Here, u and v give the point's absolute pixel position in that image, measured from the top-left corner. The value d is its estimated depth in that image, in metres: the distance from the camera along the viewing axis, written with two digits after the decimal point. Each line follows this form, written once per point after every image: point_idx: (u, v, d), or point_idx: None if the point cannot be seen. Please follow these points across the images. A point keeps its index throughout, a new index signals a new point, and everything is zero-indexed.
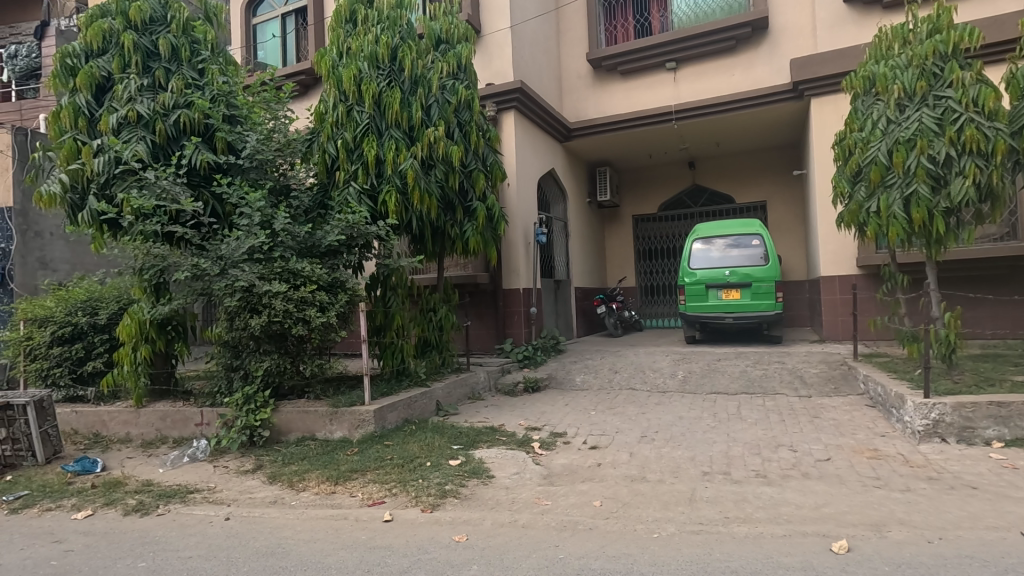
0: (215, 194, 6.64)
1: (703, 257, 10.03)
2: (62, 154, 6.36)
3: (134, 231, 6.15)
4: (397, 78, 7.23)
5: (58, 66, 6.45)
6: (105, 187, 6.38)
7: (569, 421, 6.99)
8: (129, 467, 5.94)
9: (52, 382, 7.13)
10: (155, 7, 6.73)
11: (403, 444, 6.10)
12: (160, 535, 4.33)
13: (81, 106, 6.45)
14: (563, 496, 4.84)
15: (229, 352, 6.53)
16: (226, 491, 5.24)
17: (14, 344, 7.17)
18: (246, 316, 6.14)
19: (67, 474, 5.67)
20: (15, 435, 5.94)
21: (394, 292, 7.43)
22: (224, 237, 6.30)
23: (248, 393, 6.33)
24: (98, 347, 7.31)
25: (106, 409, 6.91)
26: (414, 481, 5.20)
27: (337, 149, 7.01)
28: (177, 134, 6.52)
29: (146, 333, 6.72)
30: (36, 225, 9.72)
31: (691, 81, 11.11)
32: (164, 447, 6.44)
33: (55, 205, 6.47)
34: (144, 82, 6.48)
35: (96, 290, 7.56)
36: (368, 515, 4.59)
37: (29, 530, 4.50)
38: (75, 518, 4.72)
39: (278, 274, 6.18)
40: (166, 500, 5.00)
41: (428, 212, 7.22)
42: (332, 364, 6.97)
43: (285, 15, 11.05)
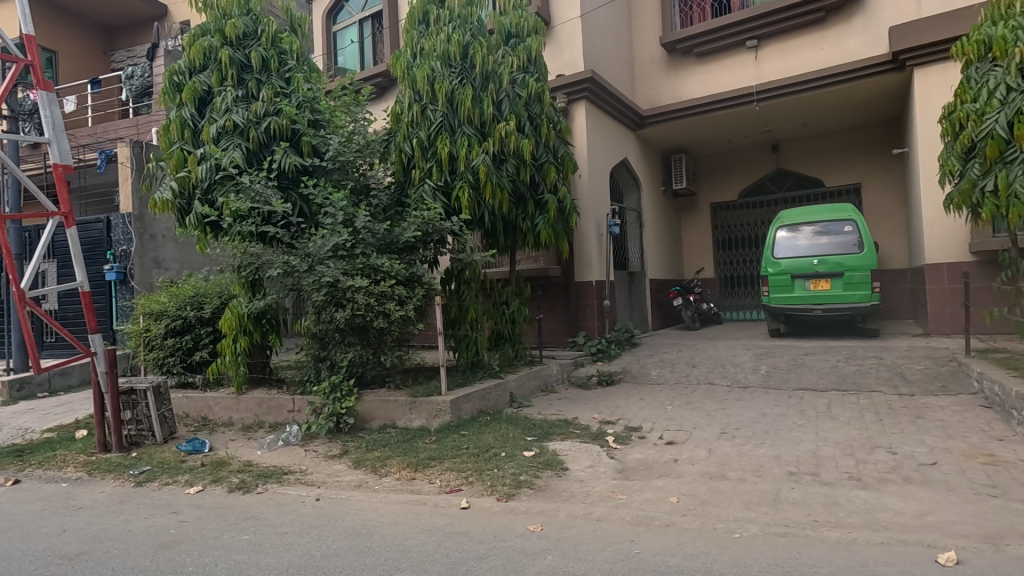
0: (302, 195, 7.07)
1: (789, 245, 9.45)
2: (172, 163, 7.01)
3: (233, 232, 6.67)
4: (469, 75, 7.35)
5: (167, 83, 7.11)
6: (208, 192, 6.96)
7: (644, 415, 6.86)
8: (233, 448, 6.50)
9: (166, 370, 7.90)
10: (248, 23, 7.24)
11: (479, 434, 6.25)
12: (260, 511, 4.71)
13: (187, 118, 7.08)
14: (638, 491, 4.77)
15: (317, 344, 6.94)
16: (316, 474, 5.60)
17: (136, 335, 8.00)
18: (332, 310, 6.51)
19: (180, 453, 6.28)
20: (139, 416, 6.66)
21: (468, 286, 7.59)
22: (311, 235, 6.70)
23: (335, 382, 6.73)
24: (204, 339, 8.04)
25: (212, 396, 7.56)
26: (489, 470, 5.31)
27: (412, 147, 7.24)
28: (268, 140, 6.99)
29: (244, 326, 7.29)
30: (150, 229, 10.75)
31: (775, 59, 10.46)
32: (262, 431, 6.98)
33: (167, 209, 7.14)
34: (239, 93, 6.99)
35: (201, 286, 8.30)
36: (446, 502, 4.76)
37: (152, 501, 5.04)
38: (189, 492, 5.23)
39: (360, 270, 6.52)
40: (265, 480, 5.43)
41: (500, 206, 7.32)
42: (410, 355, 7.25)
43: (362, 20, 11.52)
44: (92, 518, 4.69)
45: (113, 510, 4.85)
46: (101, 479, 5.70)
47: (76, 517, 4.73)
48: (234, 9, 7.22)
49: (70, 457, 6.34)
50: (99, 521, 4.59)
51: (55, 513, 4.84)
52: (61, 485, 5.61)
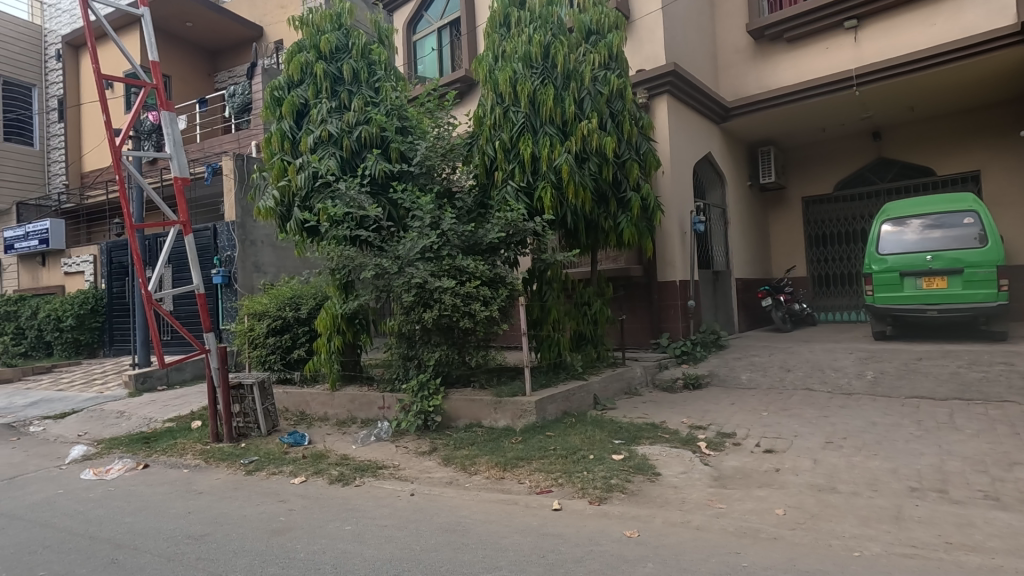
0: (391, 199, 7.33)
1: (895, 240, 8.70)
2: (274, 173, 7.50)
3: (329, 236, 7.02)
4: (550, 75, 7.32)
5: (269, 98, 7.62)
6: (305, 200, 7.38)
7: (737, 421, 6.54)
8: (330, 442, 6.84)
9: (268, 367, 8.43)
10: (340, 38, 7.62)
11: (565, 435, 6.19)
12: (359, 503, 4.91)
13: (286, 131, 7.53)
14: (738, 500, 4.53)
15: (405, 343, 7.15)
16: (408, 470, 5.77)
17: (241, 334, 8.61)
18: (420, 310, 6.69)
19: (283, 445, 6.68)
20: (246, 409, 7.16)
21: (550, 286, 7.55)
22: (400, 238, 6.93)
23: (422, 381, 6.90)
24: (301, 338, 8.53)
25: (308, 392, 7.98)
26: (579, 472, 5.24)
27: (495, 150, 7.31)
28: (360, 148, 7.32)
29: (338, 326, 7.66)
30: (251, 235, 11.53)
31: (877, 39, 9.68)
32: (355, 426, 7.29)
33: (270, 217, 7.64)
34: (332, 104, 7.37)
35: (298, 288, 8.82)
36: (537, 502, 4.75)
37: (262, 489, 5.39)
38: (294, 482, 5.55)
39: (447, 271, 6.67)
40: (362, 473, 5.67)
41: (583, 206, 7.24)
42: (494, 355, 7.34)
43: (440, 28, 11.80)
44: (212, 502, 5.08)
45: (229, 496, 5.24)
46: (216, 467, 6.17)
47: (197, 500, 5.14)
48: (327, 25, 7.62)
49: (188, 445, 6.92)
50: (218, 506, 4.96)
51: (180, 496, 5.30)
52: (183, 471, 6.13)
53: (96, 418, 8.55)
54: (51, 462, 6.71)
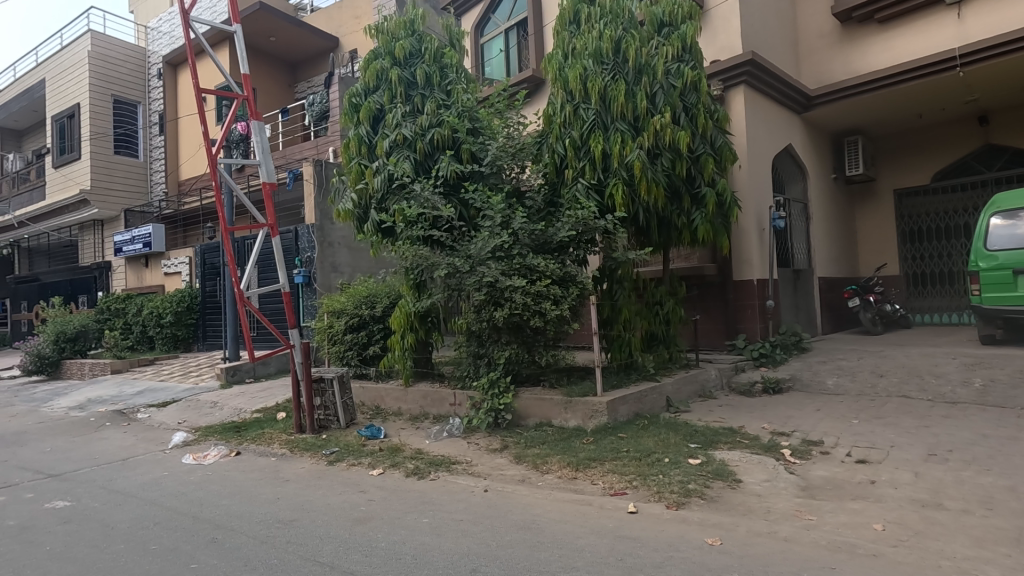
0: (462, 200, 7.46)
1: (1007, 234, 7.89)
2: (352, 176, 7.82)
3: (403, 236, 7.24)
4: (621, 70, 7.19)
5: (347, 105, 7.96)
6: (381, 202, 7.65)
7: (824, 428, 6.15)
8: (404, 436, 7.04)
9: (346, 362, 8.81)
10: (413, 43, 7.84)
11: (638, 438, 6.05)
12: (435, 497, 5.03)
13: (363, 135, 7.83)
14: (830, 513, 4.26)
15: (476, 341, 7.24)
16: (481, 466, 5.85)
17: (321, 331, 9.04)
18: (491, 309, 6.76)
19: (361, 438, 6.95)
20: (327, 403, 7.51)
21: (621, 285, 7.40)
22: (472, 238, 7.04)
23: (493, 379, 6.96)
24: (376, 335, 8.84)
25: (383, 387, 8.26)
26: (654, 475, 5.11)
27: (565, 148, 7.26)
28: (433, 150, 7.50)
29: (411, 323, 7.86)
30: (329, 237, 12.06)
31: (984, 14, 8.83)
32: (428, 422, 7.47)
33: (349, 218, 7.97)
34: (407, 109, 7.60)
35: (373, 287, 9.15)
36: (612, 504, 4.66)
37: (343, 479, 5.63)
38: (373, 473, 5.77)
39: (517, 270, 6.72)
40: (436, 468, 5.81)
41: (655, 203, 7.05)
42: (563, 354, 7.31)
43: (508, 29, 11.88)
44: (298, 489, 5.35)
45: (313, 484, 5.50)
46: (301, 456, 6.51)
47: (285, 487, 5.44)
48: (401, 32, 7.86)
49: (275, 435, 7.35)
50: (304, 493, 5.23)
51: (270, 482, 5.63)
52: (271, 459, 6.51)
53: (193, 407, 9.27)
54: (157, 446, 7.32)
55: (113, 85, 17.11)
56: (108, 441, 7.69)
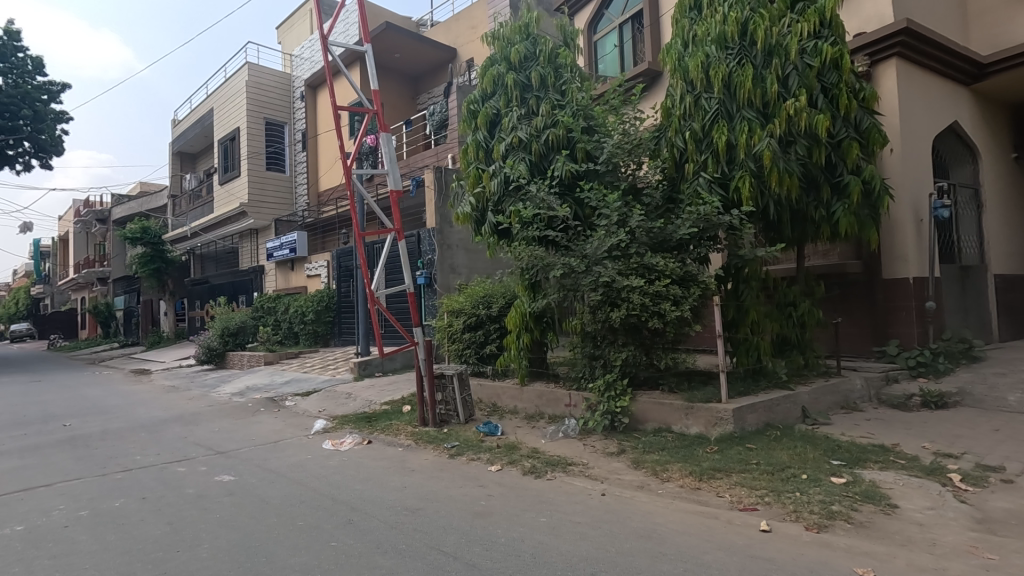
0: (577, 199, 7.40)
1: None
2: (470, 181, 8.10)
3: (519, 237, 7.35)
4: (749, 54, 6.68)
5: (466, 112, 8.27)
6: (498, 204, 7.84)
7: (1005, 453, 5.24)
8: (520, 434, 7.15)
9: (465, 360, 9.14)
10: (528, 46, 7.94)
11: (769, 450, 5.59)
12: (552, 497, 5.02)
13: (480, 140, 8.08)
14: (1016, 553, 3.60)
15: (591, 342, 7.14)
16: (597, 469, 5.75)
17: (442, 329, 9.46)
18: (607, 309, 6.64)
19: (479, 433, 7.17)
20: (448, 398, 7.85)
21: (748, 285, 6.89)
22: (587, 238, 6.95)
23: (609, 381, 6.82)
24: (493, 334, 9.09)
25: (500, 385, 8.46)
26: (790, 492, 4.67)
27: (685, 141, 6.91)
28: (547, 150, 7.53)
29: (526, 323, 7.92)
30: (448, 239, 12.57)
31: None
32: (543, 421, 7.51)
33: (467, 221, 8.26)
34: (522, 111, 7.72)
35: (489, 288, 9.41)
36: (742, 520, 4.34)
37: (464, 473, 5.84)
38: (491, 469, 5.92)
39: (635, 270, 6.55)
40: (553, 467, 5.82)
41: (788, 195, 6.45)
42: (684, 357, 6.98)
43: (622, 24, 11.60)
44: (423, 480, 5.64)
45: (436, 476, 5.77)
46: (425, 448, 6.87)
47: (411, 477, 5.77)
48: (516, 37, 8.01)
49: (402, 427, 7.82)
50: (428, 484, 5.49)
51: (397, 471, 6.00)
52: (398, 449, 6.94)
53: (332, 397, 10.18)
54: (302, 431, 8.13)
55: (265, 109, 19.31)
56: (263, 424, 8.69)
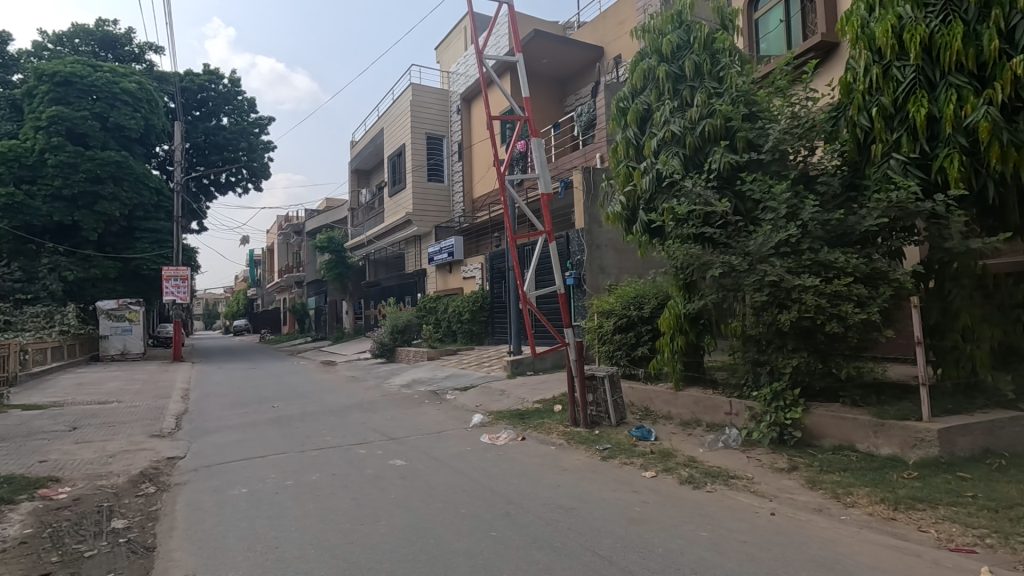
0: (738, 192, 6.90)
1: None
2: (620, 179, 7.95)
3: (673, 235, 7.01)
4: (957, 7, 5.46)
5: (615, 110, 8.18)
6: (650, 202, 7.61)
7: None
8: (675, 441, 6.84)
9: (616, 362, 9.01)
10: (681, 35, 7.57)
11: (990, 482, 4.64)
12: (713, 511, 4.72)
13: (630, 138, 7.93)
14: None
15: (754, 346, 6.57)
16: (764, 486, 5.28)
17: (592, 330, 9.43)
18: (773, 311, 6.09)
19: (632, 437, 7.01)
20: (599, 400, 7.81)
21: (958, 283, 5.79)
22: (750, 233, 6.42)
23: (777, 390, 6.22)
24: (645, 336, 8.84)
25: (652, 389, 8.16)
26: (1021, 536, 3.84)
27: (870, 119, 5.90)
28: (703, 142, 7.14)
29: (681, 325, 7.45)
30: (597, 240, 12.50)
31: None
32: (701, 429, 7.10)
33: (618, 221, 8.12)
34: (675, 104, 7.41)
35: (640, 288, 9.17)
36: (953, 562, 3.66)
37: (617, 477, 5.75)
38: (645, 475, 5.75)
39: (808, 267, 5.92)
40: (712, 479, 5.48)
41: (1014, 173, 5.20)
42: (871, 366, 6.13)
43: None
44: (576, 480, 5.68)
45: (589, 477, 5.76)
46: (577, 448, 6.92)
47: (565, 476, 5.84)
48: (668, 27, 7.67)
49: (553, 426, 7.95)
50: (581, 484, 5.52)
51: (551, 469, 6.12)
52: (551, 447, 7.07)
53: (487, 392, 10.72)
54: (461, 424, 8.68)
55: (426, 125, 20.97)
56: (427, 415, 9.45)
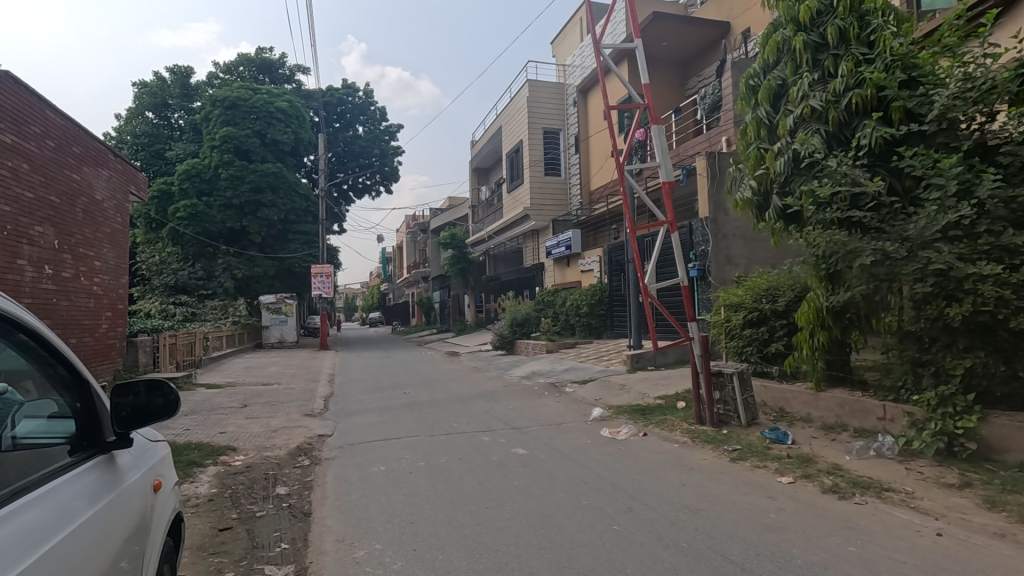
0: (894, 169, 6.14)
1: None
2: (750, 163, 7.46)
3: (813, 221, 6.41)
4: None
5: (744, 89, 7.68)
6: (785, 185, 7.03)
7: None
8: (816, 446, 6.26)
9: (745, 358, 8.45)
10: None
11: None
12: (863, 525, 4.26)
13: (762, 117, 7.39)
14: None
15: (913, 343, 5.78)
16: (928, 502, 4.65)
17: (719, 325, 8.93)
18: (940, 304, 5.33)
19: (765, 439, 6.55)
20: (727, 398, 7.38)
21: None
22: (909, 216, 5.69)
23: (944, 394, 5.42)
24: (779, 331, 8.19)
25: (789, 388, 7.53)
26: None
27: None
28: (850, 116, 6.41)
29: (822, 320, 6.68)
30: (723, 229, 11.78)
31: None
32: (847, 435, 6.43)
33: (748, 208, 7.60)
34: (815, 76, 6.74)
35: (774, 279, 8.49)
36: None
37: (749, 480, 5.40)
38: (782, 481, 5.34)
39: (985, 253, 5.12)
40: (862, 491, 4.95)
41: None
42: None
43: None
44: (702, 480, 5.43)
45: (717, 479, 5.48)
46: (703, 447, 6.61)
47: (690, 475, 5.62)
48: None
49: (677, 423, 7.67)
50: (708, 485, 5.27)
51: (675, 467, 5.91)
52: (674, 444, 6.83)
53: (607, 386, 10.62)
54: (581, 416, 8.70)
55: (543, 120, 21.15)
56: (547, 407, 9.60)
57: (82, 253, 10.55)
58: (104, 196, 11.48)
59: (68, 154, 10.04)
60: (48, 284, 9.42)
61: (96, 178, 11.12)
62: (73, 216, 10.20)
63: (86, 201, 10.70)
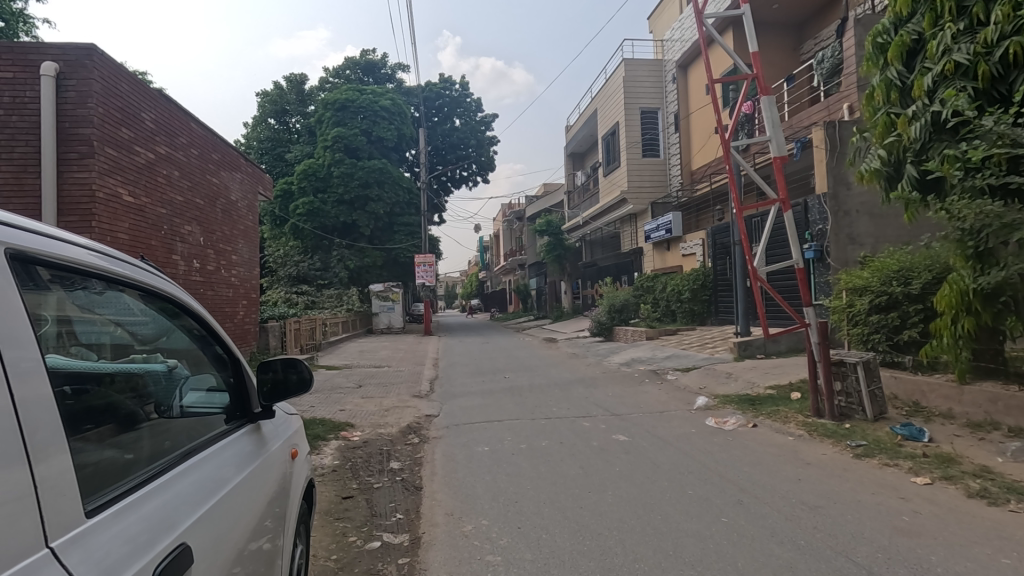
0: None
1: None
2: (878, 131, 6.76)
3: (958, 191, 5.68)
4: None
5: (871, 48, 6.91)
6: (921, 153, 6.30)
7: None
8: (960, 445, 5.59)
9: (872, 346, 7.70)
10: None
11: None
12: (1020, 535, 3.76)
13: (893, 79, 6.62)
14: None
15: None
16: None
17: (840, 311, 8.21)
18: None
19: (897, 436, 5.96)
20: (849, 389, 6.78)
21: None
22: None
23: None
24: (914, 317, 7.38)
25: (925, 379, 6.77)
26: None
27: None
28: (1006, 69, 5.55)
29: (969, 304, 5.86)
30: (845, 205, 10.77)
31: None
32: (999, 434, 5.67)
33: (875, 179, 6.90)
34: (960, 26, 5.86)
35: (907, 259, 7.63)
36: None
37: (877, 479, 4.96)
38: (917, 481, 4.84)
39: None
40: (1019, 496, 4.35)
41: None
42: None
43: None
44: (822, 476, 5.06)
45: (839, 476, 5.07)
46: (822, 441, 6.15)
47: (808, 470, 5.25)
48: None
49: (791, 415, 7.20)
50: (829, 482, 4.90)
51: (790, 461, 5.56)
52: (789, 437, 6.42)
53: (712, 374, 10.19)
54: (684, 405, 8.41)
55: (640, 99, 20.44)
56: (649, 394, 9.40)
57: (222, 249, 11.89)
58: (238, 196, 12.82)
59: (208, 160, 11.31)
60: (197, 276, 10.75)
61: (231, 181, 12.44)
62: (214, 215, 11.50)
63: (224, 202, 12.02)
